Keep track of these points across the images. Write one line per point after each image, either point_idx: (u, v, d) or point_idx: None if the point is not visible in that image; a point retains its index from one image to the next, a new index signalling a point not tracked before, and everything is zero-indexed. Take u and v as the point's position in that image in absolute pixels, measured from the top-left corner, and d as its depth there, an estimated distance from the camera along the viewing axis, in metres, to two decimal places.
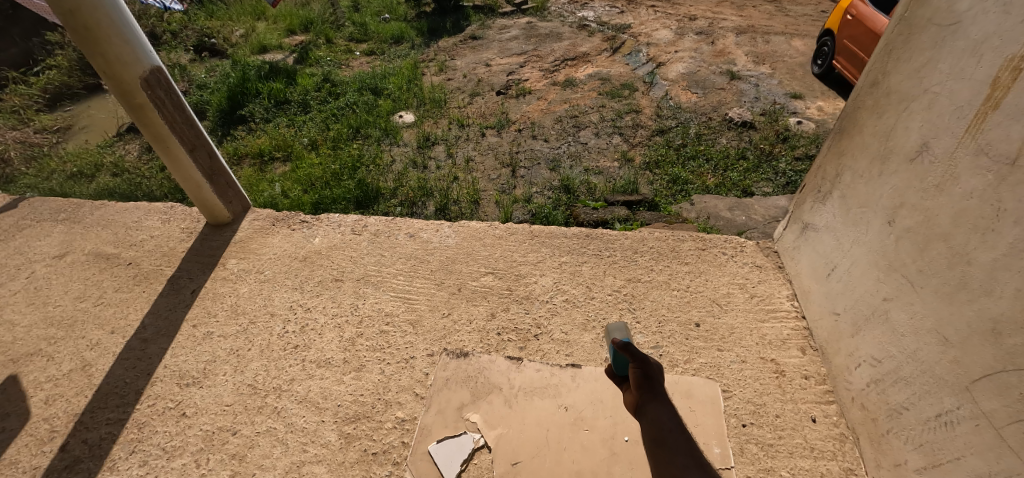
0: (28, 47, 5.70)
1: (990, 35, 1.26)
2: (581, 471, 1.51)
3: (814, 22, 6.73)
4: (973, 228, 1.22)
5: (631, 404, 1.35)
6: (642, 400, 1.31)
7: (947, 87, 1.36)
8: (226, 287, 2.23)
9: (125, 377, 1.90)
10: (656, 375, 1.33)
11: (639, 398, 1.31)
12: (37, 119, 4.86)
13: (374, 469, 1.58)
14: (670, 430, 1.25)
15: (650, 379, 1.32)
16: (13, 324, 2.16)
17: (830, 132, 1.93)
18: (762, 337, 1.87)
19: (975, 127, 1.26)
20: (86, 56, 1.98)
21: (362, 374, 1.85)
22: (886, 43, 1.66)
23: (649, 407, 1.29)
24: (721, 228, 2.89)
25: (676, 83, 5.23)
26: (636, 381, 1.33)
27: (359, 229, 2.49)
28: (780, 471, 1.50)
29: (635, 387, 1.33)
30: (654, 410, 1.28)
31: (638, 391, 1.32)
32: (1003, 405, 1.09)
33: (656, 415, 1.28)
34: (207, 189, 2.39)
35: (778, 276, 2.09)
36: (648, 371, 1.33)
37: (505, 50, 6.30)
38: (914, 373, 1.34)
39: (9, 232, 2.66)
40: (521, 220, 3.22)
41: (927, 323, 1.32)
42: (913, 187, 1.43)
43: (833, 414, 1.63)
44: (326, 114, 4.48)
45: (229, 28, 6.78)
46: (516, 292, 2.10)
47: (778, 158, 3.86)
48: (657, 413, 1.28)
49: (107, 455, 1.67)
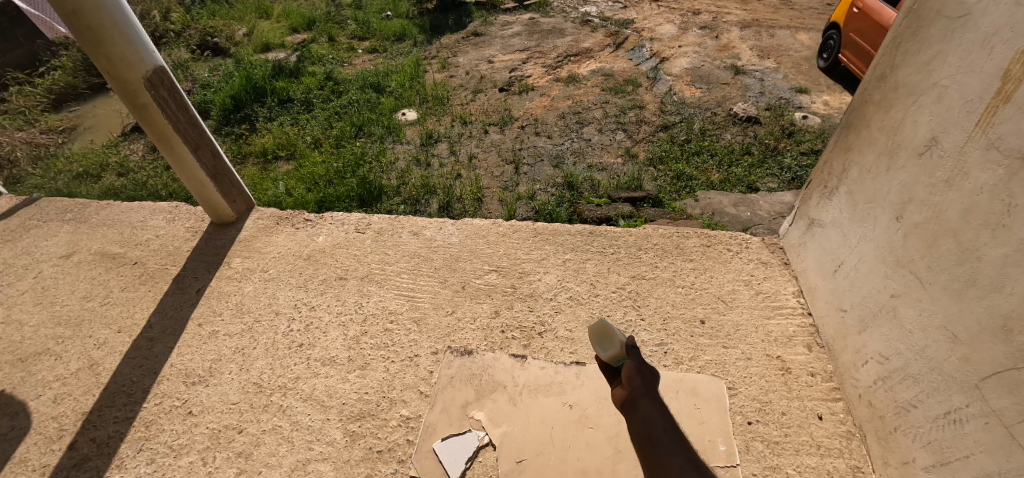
0: (33, 48, 5.70)
1: (1000, 26, 1.24)
2: (586, 469, 1.51)
3: (820, 15, 6.68)
4: (984, 224, 1.21)
5: (619, 399, 1.34)
6: (635, 394, 1.31)
7: (958, 80, 1.34)
8: (230, 286, 2.24)
9: (132, 376, 1.91)
10: (651, 372, 1.34)
11: (632, 393, 1.31)
12: (43, 119, 4.88)
13: (380, 467, 1.59)
14: (662, 430, 1.26)
15: (644, 375, 1.33)
16: (22, 323, 2.18)
17: (837, 127, 1.91)
18: (768, 334, 1.85)
19: (986, 121, 1.24)
20: (90, 57, 1.98)
21: (367, 372, 1.85)
22: (894, 36, 1.63)
23: (640, 403, 1.29)
24: (726, 224, 2.87)
25: (680, 78, 5.20)
26: (629, 374, 1.34)
27: (363, 227, 2.49)
28: (786, 469, 1.49)
29: (628, 382, 1.33)
30: (645, 408, 1.28)
31: (632, 387, 1.31)
32: (1013, 403, 1.08)
33: (647, 412, 1.28)
34: (212, 188, 2.39)
35: (784, 272, 2.08)
36: (643, 365, 1.36)
37: (507, 47, 6.26)
38: (923, 369, 1.33)
39: (16, 233, 2.68)
40: (525, 217, 3.21)
41: (936, 320, 1.30)
42: (922, 182, 1.42)
43: (840, 411, 1.62)
44: (328, 112, 4.49)
45: (232, 28, 6.77)
46: (520, 290, 2.09)
47: (784, 153, 3.83)
48: (649, 410, 1.28)
49: (116, 453, 1.68)
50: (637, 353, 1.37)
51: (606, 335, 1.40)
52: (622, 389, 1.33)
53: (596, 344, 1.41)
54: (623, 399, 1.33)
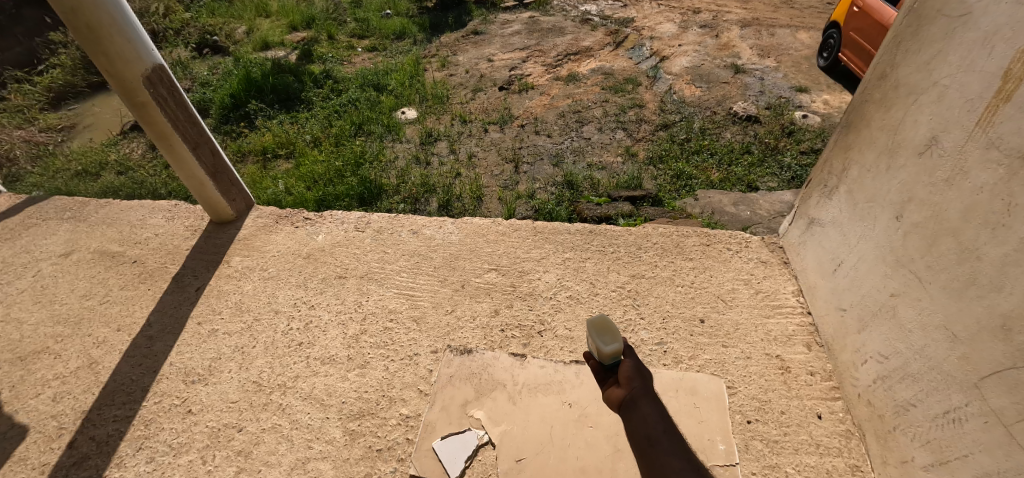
0: (32, 46, 5.72)
1: (1002, 25, 1.23)
2: (586, 467, 1.51)
3: (820, 14, 6.67)
4: (984, 224, 1.20)
5: (616, 399, 1.28)
6: (633, 394, 1.26)
7: (959, 79, 1.34)
8: (230, 284, 2.24)
9: (131, 374, 1.92)
10: (646, 372, 1.31)
11: (633, 393, 1.26)
12: (42, 117, 4.87)
13: (380, 466, 1.59)
14: (662, 431, 1.22)
15: (643, 376, 1.29)
16: (21, 322, 2.18)
17: (837, 126, 1.91)
18: (767, 333, 1.86)
19: (986, 120, 1.24)
20: (88, 54, 1.98)
21: (367, 371, 1.85)
22: (895, 35, 1.63)
23: (640, 403, 1.25)
24: (726, 223, 2.87)
25: (680, 77, 5.20)
26: (627, 374, 1.29)
27: (363, 226, 2.49)
28: (785, 468, 1.49)
29: (628, 382, 1.27)
30: (645, 407, 1.24)
31: (632, 386, 1.26)
32: (1013, 403, 1.08)
33: (647, 413, 1.23)
34: (211, 187, 2.39)
35: (784, 271, 2.08)
36: (638, 365, 1.32)
37: (507, 45, 6.25)
38: (922, 369, 1.33)
39: (15, 231, 2.67)
40: (524, 216, 3.21)
41: (935, 319, 1.31)
42: (922, 181, 1.42)
43: (839, 410, 1.62)
44: (328, 110, 4.48)
45: (231, 26, 6.76)
46: (520, 288, 2.09)
47: (784, 152, 3.83)
48: (648, 409, 1.24)
49: (115, 452, 1.68)
50: (631, 353, 1.33)
51: (608, 331, 1.27)
52: (620, 389, 1.27)
53: (595, 340, 1.28)
54: (621, 400, 1.27)
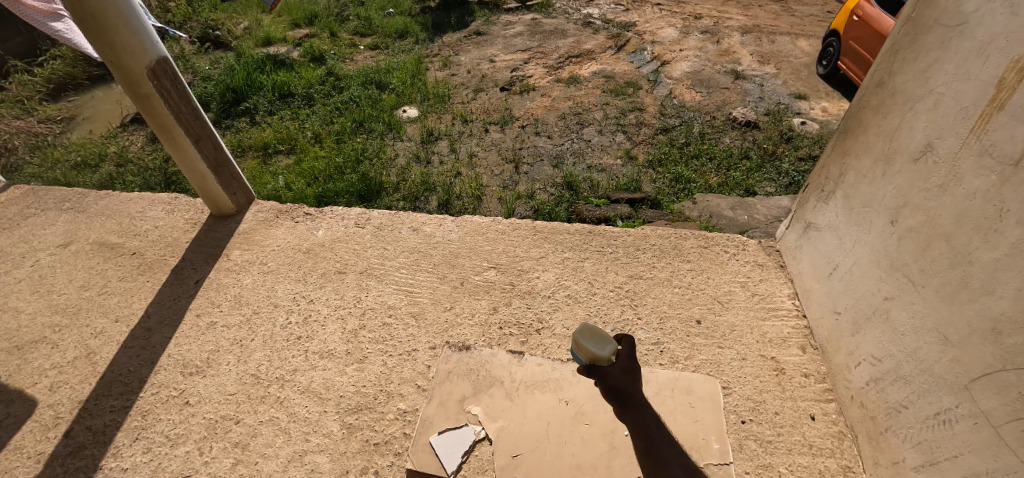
0: (33, 36, 5.68)
1: (996, 35, 1.26)
2: (581, 464, 1.53)
3: (821, 22, 6.74)
4: (976, 229, 1.23)
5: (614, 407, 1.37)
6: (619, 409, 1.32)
7: (953, 88, 1.37)
8: (230, 277, 2.25)
9: (129, 365, 1.92)
10: (623, 384, 1.29)
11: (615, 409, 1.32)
12: (41, 109, 4.86)
13: (376, 459, 1.60)
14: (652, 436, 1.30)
15: (619, 391, 1.29)
16: (19, 311, 2.18)
17: (835, 131, 1.93)
18: (763, 335, 1.88)
19: (979, 127, 1.26)
20: (93, 46, 1.99)
21: (364, 366, 1.86)
22: (893, 43, 1.66)
23: (626, 417, 1.31)
24: (723, 227, 2.89)
25: (680, 81, 5.23)
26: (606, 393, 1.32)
27: (363, 222, 2.50)
28: (779, 468, 1.51)
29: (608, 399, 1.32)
30: (631, 420, 1.30)
31: (612, 402, 1.31)
32: (1002, 404, 1.10)
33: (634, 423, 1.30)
34: (212, 180, 2.39)
35: (781, 274, 2.10)
36: (611, 384, 1.29)
37: (509, 46, 6.28)
38: (914, 371, 1.36)
39: (14, 221, 2.67)
40: (524, 216, 3.23)
41: (927, 322, 1.33)
42: (916, 187, 1.45)
43: (832, 411, 1.64)
44: (329, 107, 4.49)
45: (234, 21, 6.77)
46: (518, 287, 2.11)
47: (781, 158, 3.86)
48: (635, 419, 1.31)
49: (112, 441, 1.69)
50: (600, 376, 1.29)
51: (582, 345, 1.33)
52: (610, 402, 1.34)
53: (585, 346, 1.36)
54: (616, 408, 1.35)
